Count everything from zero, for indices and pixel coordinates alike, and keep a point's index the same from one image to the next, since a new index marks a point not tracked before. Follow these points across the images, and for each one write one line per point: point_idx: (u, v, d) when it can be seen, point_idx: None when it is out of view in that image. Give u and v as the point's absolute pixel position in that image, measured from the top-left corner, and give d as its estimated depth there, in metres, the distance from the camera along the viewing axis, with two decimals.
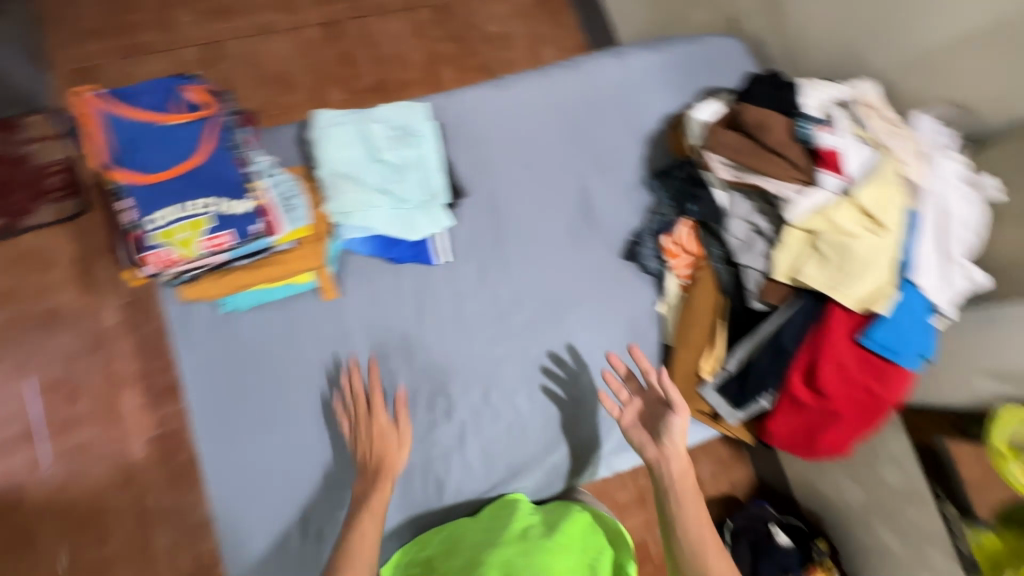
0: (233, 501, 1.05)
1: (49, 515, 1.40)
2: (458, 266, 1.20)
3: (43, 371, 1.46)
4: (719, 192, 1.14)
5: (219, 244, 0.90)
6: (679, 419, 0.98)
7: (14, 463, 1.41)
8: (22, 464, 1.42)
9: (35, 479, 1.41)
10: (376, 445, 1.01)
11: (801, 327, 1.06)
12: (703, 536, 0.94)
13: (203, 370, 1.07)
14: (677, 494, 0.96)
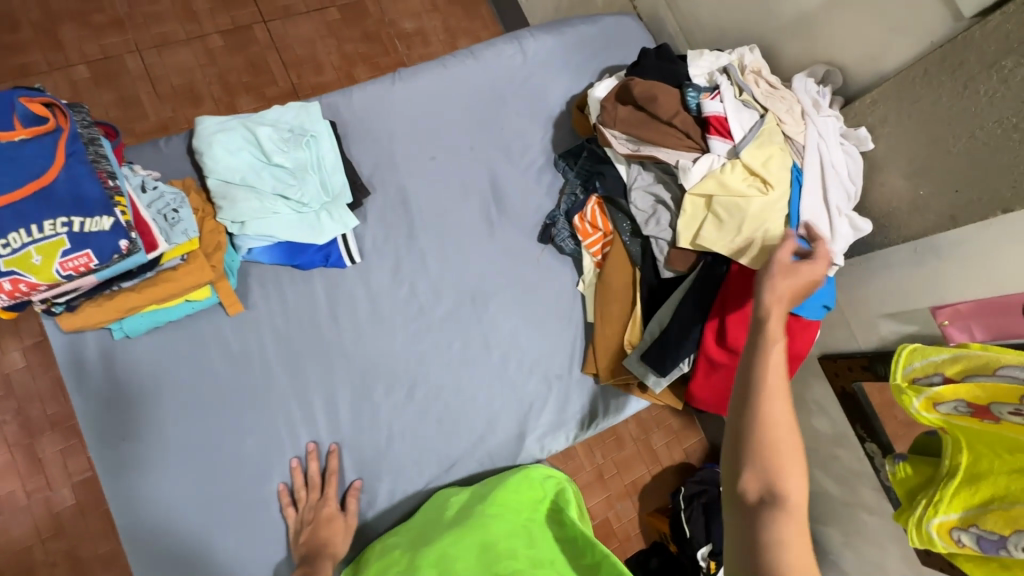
0: (143, 545, 0.97)
1: None
2: (371, 265, 1.17)
3: None
4: (621, 167, 1.17)
5: (78, 266, 0.78)
6: (814, 269, 0.83)
7: None
8: None
9: None
10: (319, 533, 1.00)
11: (708, 289, 1.08)
12: (780, 382, 0.76)
13: (93, 402, 1.00)
14: (771, 323, 0.78)
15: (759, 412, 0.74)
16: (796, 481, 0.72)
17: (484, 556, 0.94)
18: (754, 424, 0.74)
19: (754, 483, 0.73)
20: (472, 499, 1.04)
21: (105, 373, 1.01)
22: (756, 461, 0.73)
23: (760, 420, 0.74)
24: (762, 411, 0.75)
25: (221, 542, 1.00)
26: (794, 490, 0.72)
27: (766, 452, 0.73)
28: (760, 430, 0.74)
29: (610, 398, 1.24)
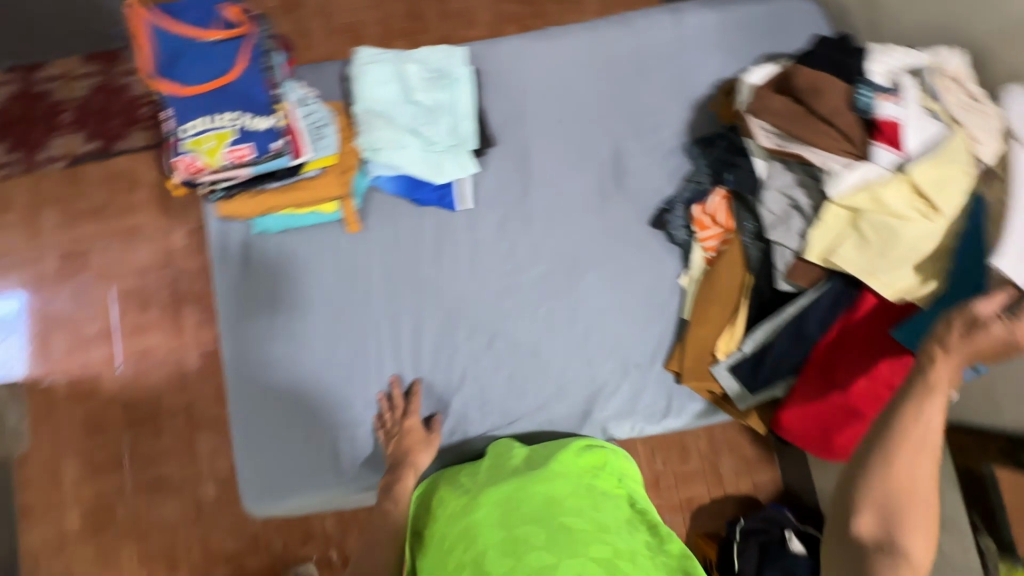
0: (244, 412, 1.12)
1: (116, 406, 1.68)
2: (478, 213, 1.21)
3: (122, 280, 1.74)
4: (759, 162, 1.08)
5: (239, 155, 0.96)
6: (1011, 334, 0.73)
7: (93, 357, 1.70)
8: (100, 358, 1.70)
9: (109, 372, 1.70)
10: (401, 445, 1.09)
11: (828, 311, 0.99)
12: (926, 430, 0.76)
13: (229, 281, 1.15)
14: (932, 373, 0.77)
15: (892, 462, 0.75)
16: (921, 537, 0.73)
17: (551, 503, 0.93)
18: (878, 474, 0.76)
19: (871, 526, 0.75)
20: (532, 453, 1.05)
21: (241, 259, 1.16)
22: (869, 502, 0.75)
23: (890, 474, 0.75)
24: (891, 462, 0.76)
25: (302, 430, 1.12)
26: (915, 549, 0.73)
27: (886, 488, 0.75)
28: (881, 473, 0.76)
29: (688, 402, 1.17)
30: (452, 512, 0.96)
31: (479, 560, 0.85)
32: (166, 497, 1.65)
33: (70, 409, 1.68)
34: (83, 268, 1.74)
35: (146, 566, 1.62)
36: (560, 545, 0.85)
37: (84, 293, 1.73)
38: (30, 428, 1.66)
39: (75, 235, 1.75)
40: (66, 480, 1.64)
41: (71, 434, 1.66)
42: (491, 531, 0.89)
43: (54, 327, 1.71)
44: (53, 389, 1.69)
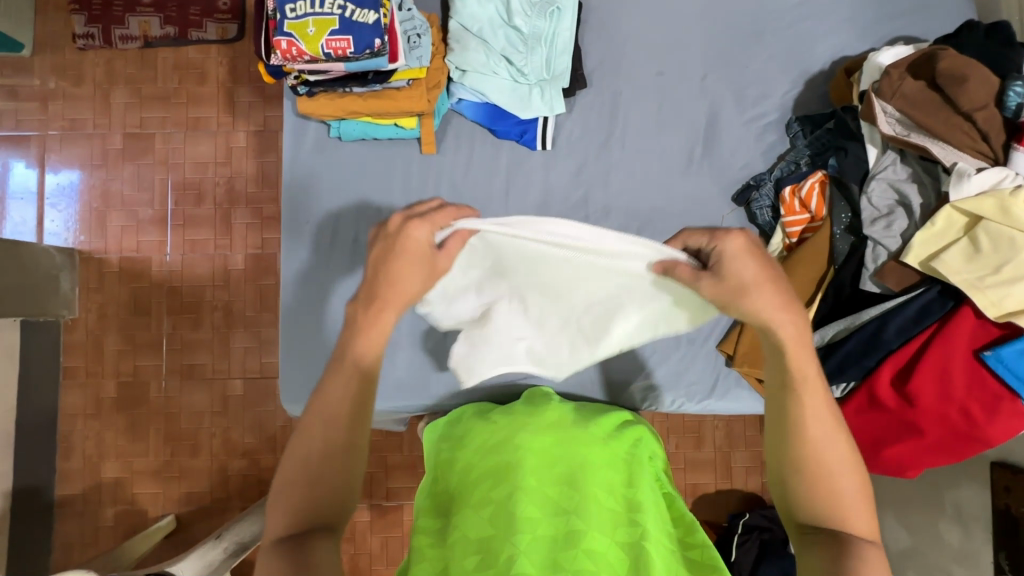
0: (289, 310, 1.13)
1: (161, 292, 1.73)
2: (557, 157, 1.16)
3: (181, 171, 1.76)
4: (872, 151, 0.99)
5: (337, 48, 0.94)
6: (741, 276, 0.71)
7: (145, 240, 1.74)
8: (151, 243, 1.74)
9: (159, 257, 1.74)
10: (390, 260, 0.75)
11: (913, 321, 0.92)
12: (810, 399, 0.71)
13: (297, 181, 1.14)
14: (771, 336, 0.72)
15: (793, 446, 0.71)
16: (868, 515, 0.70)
17: (593, 469, 0.82)
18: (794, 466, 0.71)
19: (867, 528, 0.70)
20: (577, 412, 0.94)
21: (314, 161, 1.14)
22: (806, 503, 0.70)
23: (804, 459, 0.70)
24: (790, 446, 0.72)
25: None
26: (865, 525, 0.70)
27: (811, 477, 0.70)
28: (807, 463, 0.70)
29: (733, 385, 1.14)
30: (483, 443, 0.87)
31: (508, 501, 0.77)
32: (197, 384, 1.72)
33: (119, 286, 1.74)
34: (145, 152, 1.76)
35: (170, 444, 1.71)
36: (597, 513, 0.77)
37: (145, 177, 1.76)
38: (81, 296, 1.73)
39: (142, 117, 1.76)
40: (108, 352, 1.72)
41: (118, 309, 1.73)
42: (529, 475, 0.80)
43: (112, 205, 1.75)
44: (104, 265, 1.74)
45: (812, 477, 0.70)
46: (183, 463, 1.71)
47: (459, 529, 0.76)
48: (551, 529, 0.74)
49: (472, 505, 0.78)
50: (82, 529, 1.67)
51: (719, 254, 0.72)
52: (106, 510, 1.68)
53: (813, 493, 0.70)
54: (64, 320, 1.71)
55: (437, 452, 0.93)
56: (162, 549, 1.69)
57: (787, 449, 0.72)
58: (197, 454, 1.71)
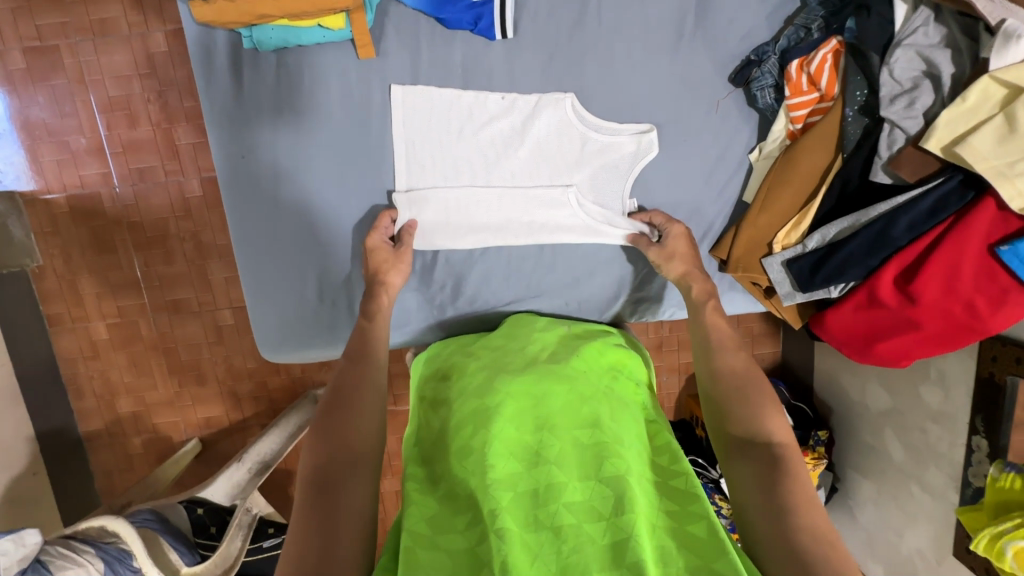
0: (246, 259, 1.04)
1: (122, 228, 1.61)
2: (522, 48, 0.97)
3: (103, 89, 1.52)
4: (901, 9, 0.81)
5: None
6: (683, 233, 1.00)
7: (87, 174, 1.57)
8: (94, 176, 1.57)
9: (109, 191, 1.58)
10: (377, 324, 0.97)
11: (927, 215, 0.82)
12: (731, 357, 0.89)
13: (219, 105, 0.96)
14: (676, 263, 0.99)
15: (727, 398, 0.85)
16: (782, 422, 0.81)
17: (569, 413, 0.85)
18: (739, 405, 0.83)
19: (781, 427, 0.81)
20: (558, 350, 0.99)
21: (235, 80, 0.96)
22: (745, 423, 0.81)
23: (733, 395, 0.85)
24: (717, 393, 0.86)
25: (315, 284, 1.06)
26: (779, 430, 0.81)
27: (747, 424, 0.82)
28: (746, 412, 0.83)
29: (727, 290, 1.10)
30: (466, 389, 0.91)
31: (488, 451, 0.79)
32: (187, 318, 1.69)
33: (76, 226, 1.61)
34: (55, 70, 1.50)
35: (177, 376, 1.73)
36: (577, 461, 0.78)
37: (63, 99, 1.52)
38: (38, 242, 1.61)
39: (37, 26, 1.47)
40: (87, 296, 1.65)
41: (82, 252, 1.62)
42: (508, 423, 0.83)
43: (37, 136, 1.54)
44: (51, 205, 1.59)
45: (750, 415, 0.82)
46: (193, 392, 1.75)
47: (448, 480, 0.80)
48: (532, 484, 0.76)
49: (455, 456, 0.82)
50: (116, 458, 1.77)
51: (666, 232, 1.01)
52: (133, 439, 1.76)
53: (778, 436, 0.80)
54: (30, 270, 1.62)
55: (420, 405, 0.96)
56: (196, 467, 1.81)
57: (747, 400, 0.84)
58: (204, 382, 1.74)
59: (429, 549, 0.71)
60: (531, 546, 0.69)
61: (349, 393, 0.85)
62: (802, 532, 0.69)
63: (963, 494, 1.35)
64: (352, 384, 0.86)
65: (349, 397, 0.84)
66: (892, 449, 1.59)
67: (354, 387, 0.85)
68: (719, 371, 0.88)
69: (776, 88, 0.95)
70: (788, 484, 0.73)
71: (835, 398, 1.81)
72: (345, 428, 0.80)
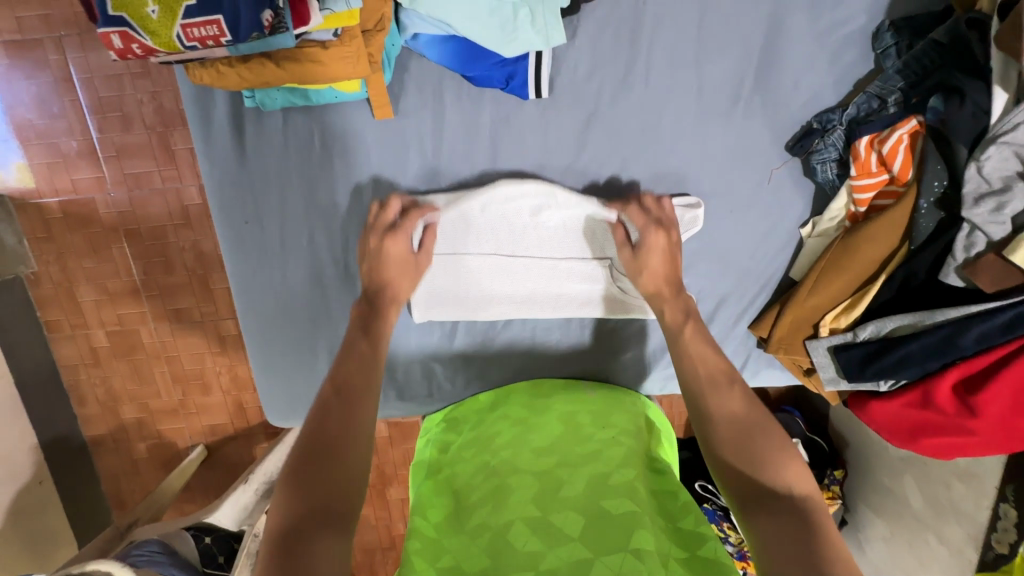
0: (253, 327, 0.97)
1: (119, 235, 1.52)
2: (558, 110, 0.87)
3: (92, 90, 1.40)
4: (1000, 99, 0.69)
5: (203, 37, 0.64)
6: (658, 246, 0.87)
7: (80, 179, 1.46)
8: (88, 181, 1.47)
9: (103, 198, 1.48)
10: None
11: (1002, 330, 0.74)
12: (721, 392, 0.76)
13: (220, 171, 0.87)
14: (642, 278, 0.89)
15: (718, 443, 0.73)
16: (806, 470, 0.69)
17: (590, 484, 0.79)
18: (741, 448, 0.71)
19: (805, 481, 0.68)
20: (584, 422, 0.92)
21: (236, 143, 0.86)
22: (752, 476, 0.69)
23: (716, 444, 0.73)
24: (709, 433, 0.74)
25: (325, 352, 0.99)
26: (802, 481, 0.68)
27: (756, 468, 0.69)
28: (756, 455, 0.70)
29: (765, 367, 1.03)
30: (484, 465, 0.88)
31: (507, 532, 0.74)
32: (189, 328, 1.62)
33: (71, 232, 1.52)
34: (41, 68, 1.38)
35: (180, 385, 1.69)
36: (604, 538, 0.70)
37: (50, 99, 1.40)
38: (34, 248, 1.52)
39: (18, 18, 1.35)
40: (85, 304, 1.58)
41: (77, 259, 1.54)
42: (529, 499, 0.78)
43: (26, 139, 1.43)
44: (44, 210, 1.50)
45: (756, 462, 0.70)
46: (198, 400, 1.71)
47: (452, 556, 0.74)
48: (554, 562, 0.68)
49: (468, 533, 0.77)
50: (122, 462, 1.75)
51: (643, 242, 0.88)
52: (138, 445, 1.74)
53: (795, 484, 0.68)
54: (25, 276, 1.54)
55: (435, 473, 0.92)
56: (202, 471, 1.80)
57: (750, 443, 0.72)
58: (209, 392, 1.70)
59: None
60: None
61: (334, 424, 0.68)
62: None
63: (983, 556, 1.32)
64: (340, 411, 0.69)
65: (334, 426, 0.67)
66: (910, 496, 1.56)
67: (344, 414, 0.69)
68: (710, 413, 0.75)
69: (840, 166, 0.86)
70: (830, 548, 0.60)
71: (852, 430, 1.78)
72: (325, 471, 0.64)
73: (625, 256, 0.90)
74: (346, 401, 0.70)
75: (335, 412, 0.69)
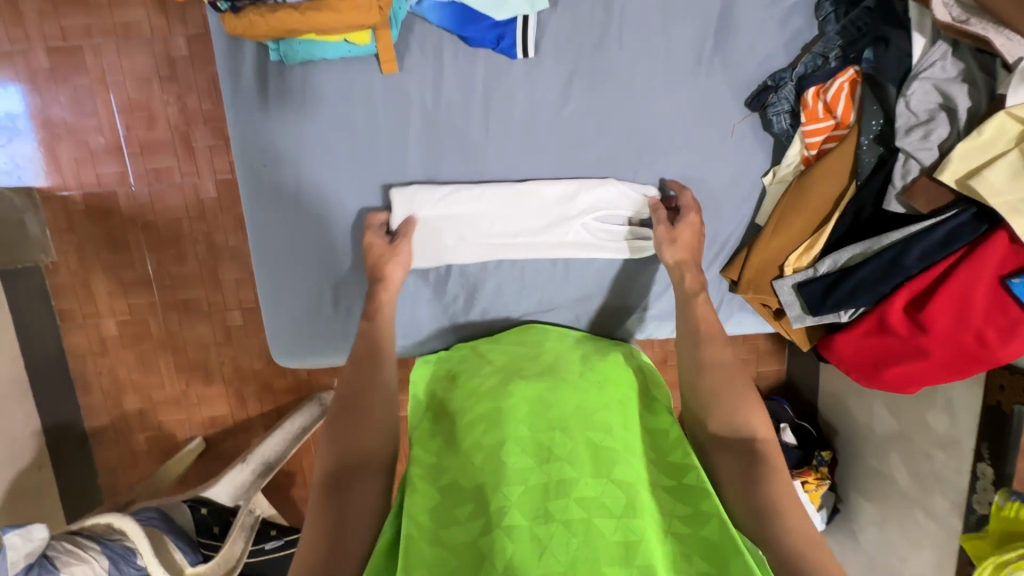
0: (263, 263, 1.06)
1: (136, 227, 1.57)
2: (543, 69, 0.99)
3: (122, 89, 1.48)
4: (918, 43, 0.82)
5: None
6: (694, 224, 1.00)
7: (104, 172, 1.52)
8: (111, 175, 1.53)
9: (125, 191, 1.54)
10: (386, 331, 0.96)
11: (939, 246, 0.84)
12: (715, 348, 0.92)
13: (245, 116, 0.99)
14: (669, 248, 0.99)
15: (704, 387, 0.89)
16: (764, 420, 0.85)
17: (582, 416, 0.85)
18: (719, 393, 0.87)
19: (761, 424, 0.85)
20: (572, 362, 0.97)
21: (260, 92, 0.98)
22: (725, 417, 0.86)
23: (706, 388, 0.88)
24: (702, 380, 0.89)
25: (329, 289, 1.07)
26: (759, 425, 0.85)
27: (727, 416, 0.86)
28: (727, 405, 0.86)
29: (737, 309, 1.11)
30: (473, 393, 0.92)
31: (500, 448, 0.80)
32: (195, 318, 1.63)
33: (91, 224, 1.56)
34: (77, 70, 1.47)
35: (184, 375, 1.68)
36: (590, 460, 0.79)
37: (84, 98, 1.48)
38: (55, 239, 1.56)
39: (62, 27, 1.45)
40: (99, 294, 1.60)
41: (96, 250, 1.57)
42: (521, 423, 0.84)
43: (56, 134, 1.50)
44: (68, 203, 1.55)
45: (729, 409, 0.86)
46: (200, 391, 1.69)
47: (453, 472, 0.81)
48: (544, 478, 0.76)
49: (463, 453, 0.83)
50: (121, 456, 1.71)
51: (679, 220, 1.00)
52: (137, 436, 1.70)
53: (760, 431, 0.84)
54: (44, 265, 1.57)
55: (429, 404, 0.97)
56: (198, 466, 1.75)
57: (728, 393, 0.87)
58: (211, 382, 1.69)
59: (433, 543, 0.72)
60: (540, 539, 0.69)
61: (349, 395, 0.88)
62: (787, 535, 0.73)
63: (967, 521, 1.29)
64: (356, 387, 0.88)
65: (349, 400, 0.87)
66: (897, 473, 1.50)
67: (355, 391, 0.88)
68: (705, 361, 0.91)
69: (791, 115, 0.97)
70: (774, 481, 0.78)
71: (837, 414, 1.71)
72: (350, 430, 0.84)
73: (663, 228, 1.00)
74: (357, 377, 0.90)
75: (349, 388, 0.88)
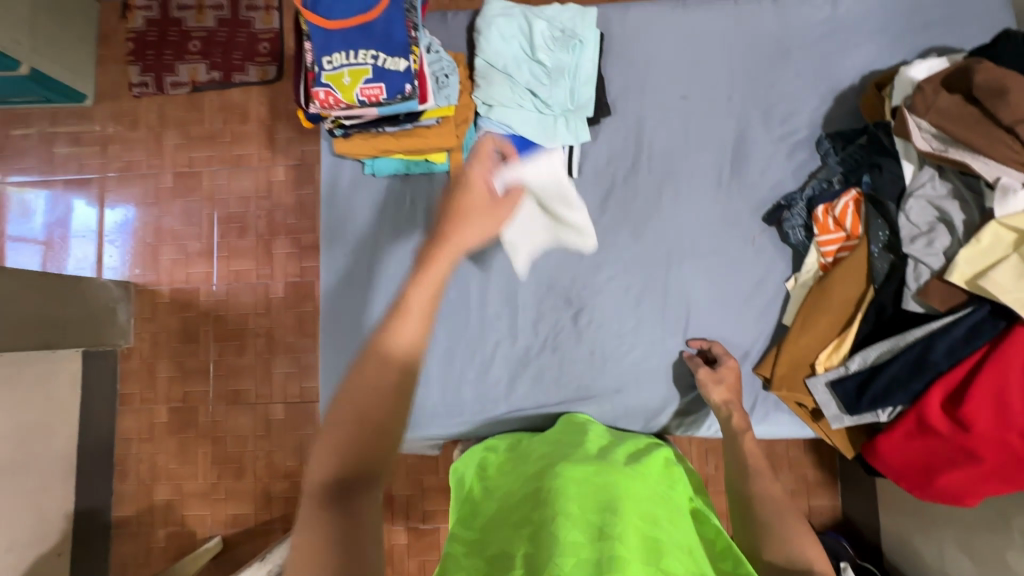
0: (328, 340, 1.18)
1: (208, 320, 1.75)
2: (584, 186, 1.18)
3: (224, 205, 1.78)
4: (908, 168, 0.98)
5: (371, 95, 1.00)
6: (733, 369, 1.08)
7: (195, 272, 1.76)
8: (200, 274, 1.77)
9: (207, 288, 1.76)
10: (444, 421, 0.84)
11: (963, 342, 0.89)
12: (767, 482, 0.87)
13: (335, 217, 1.20)
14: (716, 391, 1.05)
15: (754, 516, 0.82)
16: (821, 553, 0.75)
17: (632, 501, 0.81)
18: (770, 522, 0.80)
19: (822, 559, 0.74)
20: (618, 454, 0.97)
21: (350, 198, 1.20)
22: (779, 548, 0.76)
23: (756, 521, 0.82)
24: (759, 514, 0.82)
25: None
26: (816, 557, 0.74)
27: (782, 546, 0.77)
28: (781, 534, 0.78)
29: (772, 410, 1.11)
30: (523, 474, 0.92)
31: (551, 523, 0.75)
32: (241, 409, 1.71)
33: (171, 316, 1.76)
34: (193, 190, 1.79)
35: (218, 467, 1.70)
36: (640, 545, 0.73)
37: (193, 213, 1.78)
38: (136, 327, 1.76)
39: (191, 157, 1.79)
40: (160, 379, 1.74)
41: (170, 338, 1.75)
42: (571, 500, 0.80)
43: (163, 240, 1.79)
44: (156, 296, 1.77)
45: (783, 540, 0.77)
46: (229, 486, 1.70)
47: (500, 556, 0.76)
48: (596, 553, 0.70)
49: (512, 530, 0.79)
50: (136, 551, 1.68)
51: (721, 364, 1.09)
52: (158, 532, 1.69)
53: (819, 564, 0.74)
54: (120, 349, 1.74)
55: (466, 497, 0.94)
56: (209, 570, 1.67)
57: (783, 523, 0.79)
58: (241, 477, 1.70)
59: None
60: None
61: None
62: None
63: None
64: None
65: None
66: None
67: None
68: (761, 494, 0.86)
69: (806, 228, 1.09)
70: None
71: (902, 556, 1.42)
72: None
73: (706, 369, 1.07)
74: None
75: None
